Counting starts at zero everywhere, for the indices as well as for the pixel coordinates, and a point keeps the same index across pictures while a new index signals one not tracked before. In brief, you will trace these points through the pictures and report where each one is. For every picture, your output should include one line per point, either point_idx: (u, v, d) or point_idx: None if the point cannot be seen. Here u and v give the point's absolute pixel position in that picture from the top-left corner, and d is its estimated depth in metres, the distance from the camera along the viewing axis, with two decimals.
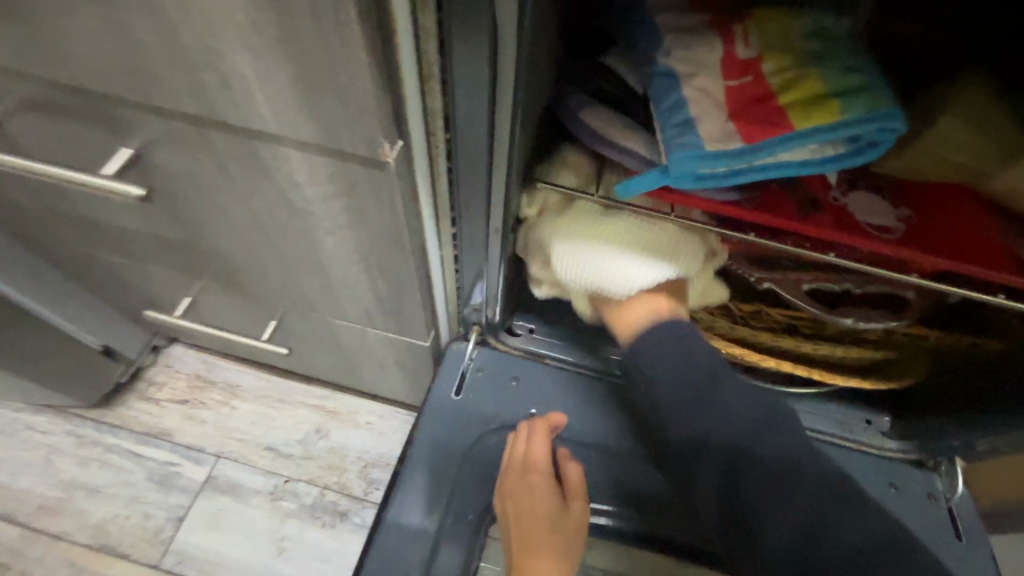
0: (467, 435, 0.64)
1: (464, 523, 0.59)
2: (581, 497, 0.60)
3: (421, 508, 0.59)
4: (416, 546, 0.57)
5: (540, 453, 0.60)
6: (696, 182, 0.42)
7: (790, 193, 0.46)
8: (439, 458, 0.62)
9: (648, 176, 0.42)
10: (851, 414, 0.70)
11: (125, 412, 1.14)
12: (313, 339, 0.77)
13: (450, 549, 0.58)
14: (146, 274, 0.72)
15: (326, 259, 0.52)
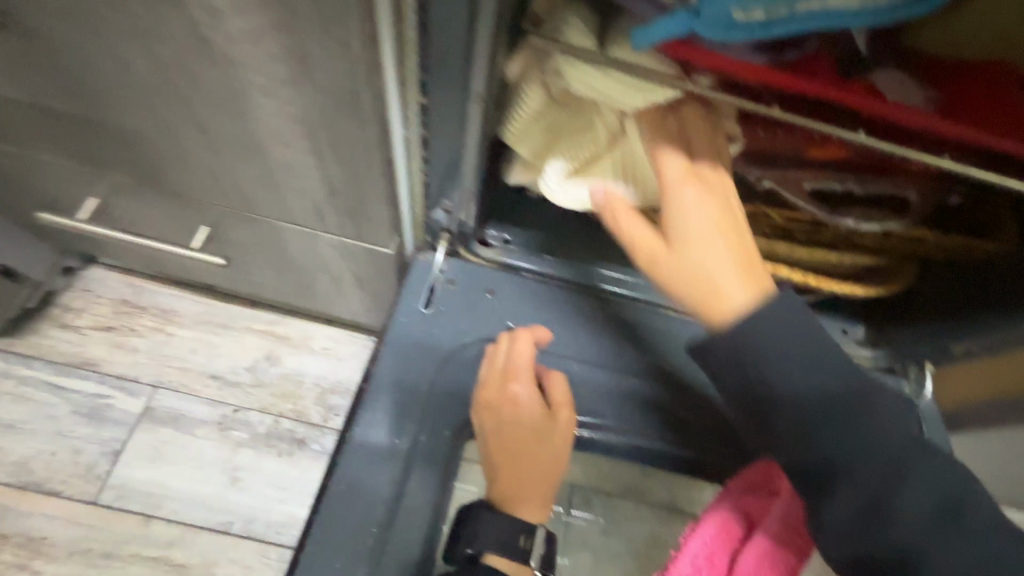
0: (442, 347, 0.58)
1: (439, 448, 0.53)
2: (568, 408, 0.55)
3: (390, 430, 0.53)
4: (384, 474, 0.51)
5: (521, 359, 0.56)
6: (725, 32, 0.35)
7: (820, 60, 0.40)
8: (414, 367, 0.56)
9: (668, 26, 0.34)
10: (829, 323, 0.68)
11: (40, 341, 1.01)
12: (256, 250, 0.67)
13: (424, 475, 0.51)
14: (34, 165, 0.58)
15: (263, 132, 0.43)
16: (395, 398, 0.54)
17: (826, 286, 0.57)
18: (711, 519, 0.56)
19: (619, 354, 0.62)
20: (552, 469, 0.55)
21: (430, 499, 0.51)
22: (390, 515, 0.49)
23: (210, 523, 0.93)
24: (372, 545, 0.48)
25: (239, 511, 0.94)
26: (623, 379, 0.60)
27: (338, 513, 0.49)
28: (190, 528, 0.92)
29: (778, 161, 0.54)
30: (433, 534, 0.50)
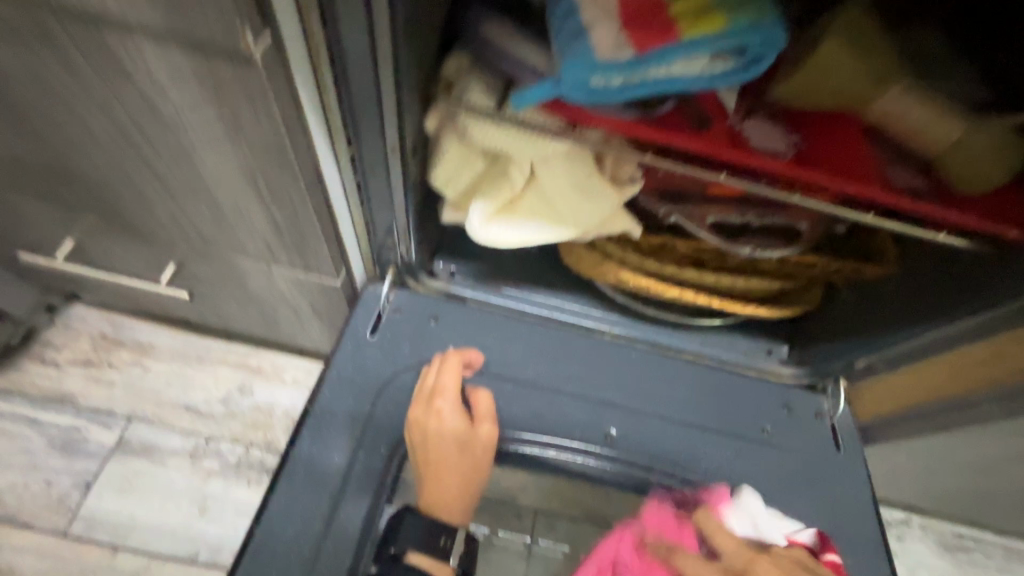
0: (383, 370, 0.63)
1: (375, 464, 0.57)
2: (490, 419, 0.61)
3: (332, 446, 0.57)
4: (323, 488, 0.55)
5: (448, 380, 0.61)
6: (587, 95, 0.42)
7: (687, 112, 0.47)
8: (357, 387, 0.61)
9: (542, 88, 0.42)
10: (754, 343, 0.73)
11: (19, 376, 1.05)
12: (219, 285, 0.72)
13: (359, 489, 0.55)
14: (15, 212, 0.64)
15: (211, 181, 0.49)
16: (337, 415, 0.59)
17: (733, 309, 0.63)
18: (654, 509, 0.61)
19: (552, 374, 0.66)
20: (475, 482, 0.60)
21: (364, 509, 0.55)
22: (326, 524, 0.54)
23: (178, 553, 0.94)
24: (307, 554, 0.52)
25: (207, 540, 0.96)
26: (555, 399, 0.65)
27: (278, 524, 0.53)
28: (157, 558, 0.93)
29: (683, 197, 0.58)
30: (363, 546, 0.53)
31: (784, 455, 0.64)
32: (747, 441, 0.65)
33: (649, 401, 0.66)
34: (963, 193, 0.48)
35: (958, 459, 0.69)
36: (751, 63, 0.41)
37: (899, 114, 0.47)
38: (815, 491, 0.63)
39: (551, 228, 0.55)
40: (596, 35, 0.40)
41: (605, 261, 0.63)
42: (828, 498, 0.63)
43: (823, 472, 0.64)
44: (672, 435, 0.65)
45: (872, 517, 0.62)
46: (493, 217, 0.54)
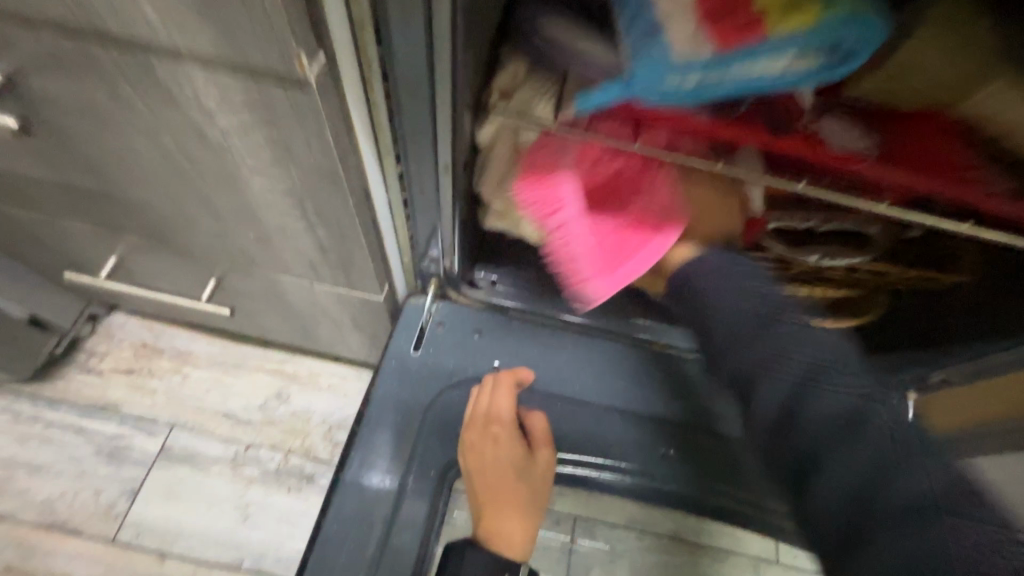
0: (430, 387, 0.61)
1: (427, 486, 0.57)
2: (546, 445, 0.62)
3: (383, 467, 0.56)
4: (374, 512, 0.54)
5: (504, 407, 0.61)
6: (658, 92, 0.38)
7: (765, 109, 0.45)
8: (404, 406, 0.59)
9: (607, 92, 0.40)
10: None
11: (65, 385, 1.07)
12: (260, 299, 0.72)
13: (411, 513, 0.55)
14: (60, 232, 0.64)
15: (257, 204, 0.48)
16: (386, 436, 0.58)
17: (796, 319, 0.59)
18: (523, 188, 0.50)
19: (602, 389, 0.65)
20: (532, 506, 0.61)
21: (419, 531, 0.54)
22: (381, 548, 0.53)
23: (222, 560, 0.95)
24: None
25: (251, 547, 0.97)
26: (605, 416, 0.64)
27: (331, 550, 0.52)
28: (203, 565, 0.95)
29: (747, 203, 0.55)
30: (416, 572, 0.53)
31: (848, 479, 0.61)
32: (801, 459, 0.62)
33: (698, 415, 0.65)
34: None
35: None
36: (843, 58, 0.37)
37: (997, 109, 0.43)
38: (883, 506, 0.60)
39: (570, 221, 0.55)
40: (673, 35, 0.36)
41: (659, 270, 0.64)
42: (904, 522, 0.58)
43: (892, 490, 0.60)
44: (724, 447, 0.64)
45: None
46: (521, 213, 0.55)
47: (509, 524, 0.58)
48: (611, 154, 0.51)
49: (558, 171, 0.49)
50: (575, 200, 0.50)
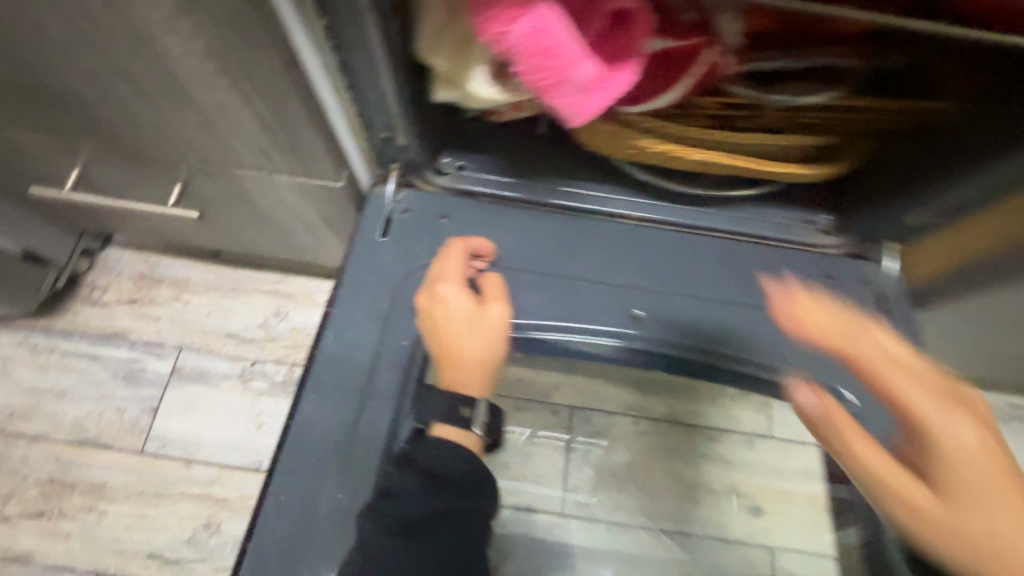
0: (399, 268, 0.61)
1: (400, 357, 0.58)
2: (498, 300, 0.60)
3: (356, 340, 0.58)
4: (349, 384, 0.56)
5: (451, 267, 0.61)
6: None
7: None
8: (374, 284, 0.60)
9: None
10: (794, 215, 0.69)
11: (73, 318, 1.11)
12: (228, 204, 0.71)
13: (385, 382, 0.56)
14: (15, 144, 0.64)
15: (184, 73, 0.47)
16: (359, 317, 0.59)
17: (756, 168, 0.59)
18: (505, 31, 0.39)
19: (578, 264, 0.64)
20: (490, 358, 0.59)
21: (393, 393, 0.56)
22: (359, 407, 0.55)
23: (243, 463, 1.02)
24: (341, 443, 0.54)
25: (267, 452, 1.03)
26: (581, 285, 0.63)
27: (311, 419, 0.55)
28: (226, 468, 1.02)
29: (718, 40, 0.48)
30: (393, 433, 0.55)
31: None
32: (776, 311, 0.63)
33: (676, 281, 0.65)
34: None
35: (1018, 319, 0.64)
36: None
37: None
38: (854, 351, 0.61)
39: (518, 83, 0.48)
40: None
41: (623, 129, 0.57)
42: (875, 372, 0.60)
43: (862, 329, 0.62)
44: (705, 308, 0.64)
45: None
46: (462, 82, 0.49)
47: (463, 373, 0.57)
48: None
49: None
50: (566, 31, 0.39)
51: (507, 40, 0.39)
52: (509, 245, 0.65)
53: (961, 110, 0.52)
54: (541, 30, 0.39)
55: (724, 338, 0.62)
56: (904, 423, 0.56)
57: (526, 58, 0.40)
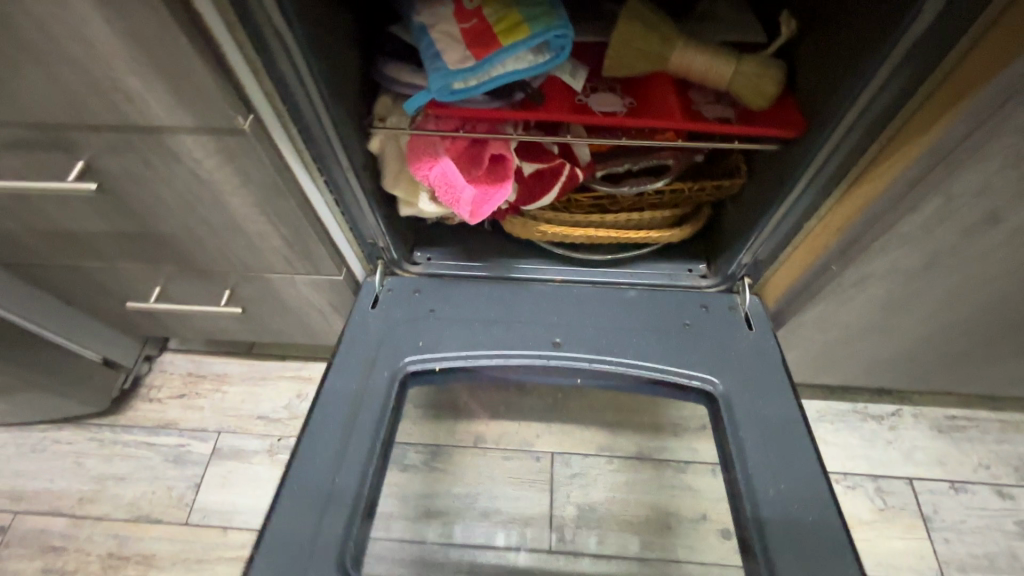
0: (384, 326, 0.80)
1: (376, 401, 0.73)
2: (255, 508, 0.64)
3: (349, 378, 0.75)
4: (329, 450, 0.69)
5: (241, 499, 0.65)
6: (454, 95, 0.63)
7: (533, 97, 0.67)
8: (364, 340, 0.79)
9: (419, 97, 0.64)
10: (677, 265, 0.90)
11: (134, 413, 1.34)
12: (262, 301, 0.97)
13: (370, 405, 0.73)
14: (119, 273, 0.91)
15: (239, 217, 0.74)
16: (352, 363, 0.76)
17: (628, 235, 0.81)
18: (425, 172, 0.68)
19: (512, 312, 0.82)
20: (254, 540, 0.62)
21: (377, 411, 0.73)
22: (350, 423, 0.71)
23: None
24: (327, 474, 0.67)
25: None
26: (510, 329, 0.80)
27: (294, 482, 0.66)
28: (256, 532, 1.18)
29: (576, 159, 0.75)
30: (361, 489, 0.66)
31: (708, 350, 0.76)
32: (672, 335, 0.78)
33: (587, 318, 0.81)
34: (751, 107, 0.66)
35: (837, 323, 0.85)
36: (558, 51, 0.62)
37: (689, 64, 0.66)
38: (729, 360, 0.75)
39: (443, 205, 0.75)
40: (446, 55, 0.61)
41: (528, 220, 0.81)
42: (752, 377, 0.73)
43: (735, 343, 0.77)
44: (611, 342, 0.78)
45: (789, 394, 0.72)
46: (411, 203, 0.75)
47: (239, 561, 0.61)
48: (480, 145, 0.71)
49: (439, 156, 0.68)
50: (458, 171, 0.68)
51: (428, 177, 0.68)
52: (464, 302, 0.83)
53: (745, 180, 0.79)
54: (444, 169, 0.68)
55: (624, 360, 0.77)
56: (759, 412, 0.70)
57: (440, 185, 0.68)
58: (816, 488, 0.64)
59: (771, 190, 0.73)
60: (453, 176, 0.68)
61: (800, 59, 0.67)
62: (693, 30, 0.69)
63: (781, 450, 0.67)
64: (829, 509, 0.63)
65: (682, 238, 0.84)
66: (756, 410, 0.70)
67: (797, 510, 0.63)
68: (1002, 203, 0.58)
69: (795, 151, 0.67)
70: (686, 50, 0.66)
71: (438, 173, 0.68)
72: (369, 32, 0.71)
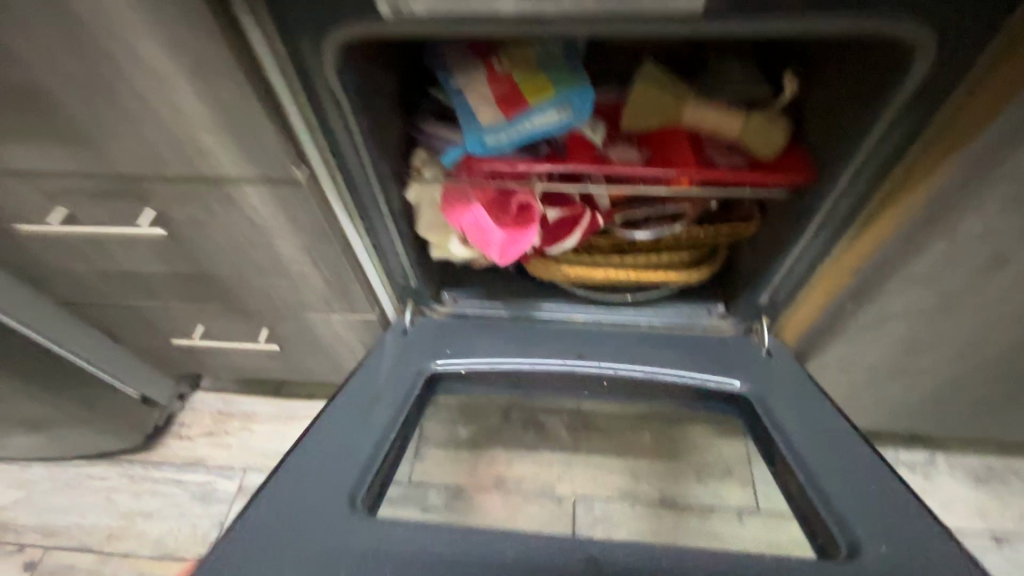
0: (412, 344, 0.80)
1: (394, 398, 0.72)
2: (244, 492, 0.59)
3: (371, 375, 0.74)
4: (343, 438, 0.65)
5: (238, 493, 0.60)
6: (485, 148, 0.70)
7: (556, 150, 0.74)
8: (391, 348, 0.79)
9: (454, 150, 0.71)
10: (697, 307, 0.91)
11: (165, 450, 1.38)
12: (297, 339, 1.02)
13: (388, 400, 0.71)
14: (168, 312, 0.98)
15: (285, 259, 0.80)
16: (376, 363, 0.76)
17: (643, 275, 0.84)
18: (457, 219, 0.76)
19: (537, 340, 0.82)
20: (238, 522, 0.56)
21: (394, 408, 0.70)
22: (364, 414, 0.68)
23: None
24: (331, 459, 0.63)
25: None
26: (532, 352, 0.80)
27: (297, 459, 0.62)
28: None
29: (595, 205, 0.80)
30: (363, 478, 0.61)
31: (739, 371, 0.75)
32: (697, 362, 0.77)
33: (609, 346, 0.81)
34: (760, 155, 0.71)
35: (862, 364, 0.85)
36: (581, 109, 0.68)
37: (702, 117, 0.72)
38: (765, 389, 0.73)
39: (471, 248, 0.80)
40: (479, 113, 0.69)
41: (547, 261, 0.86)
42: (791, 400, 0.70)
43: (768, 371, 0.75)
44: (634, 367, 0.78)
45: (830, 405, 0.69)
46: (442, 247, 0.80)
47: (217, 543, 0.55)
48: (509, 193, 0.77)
49: (471, 205, 0.76)
50: (488, 218, 0.75)
51: (460, 223, 0.76)
52: (489, 331, 0.84)
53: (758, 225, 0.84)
54: (476, 217, 0.75)
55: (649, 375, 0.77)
56: (801, 419, 0.68)
57: (471, 231, 0.76)
58: (883, 482, 0.60)
59: (782, 233, 0.77)
60: (483, 222, 0.75)
61: (808, 113, 0.70)
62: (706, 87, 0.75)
63: (842, 460, 0.63)
64: (918, 514, 0.57)
65: (697, 280, 0.87)
66: (805, 425, 0.67)
67: (886, 524, 0.56)
68: (1003, 245, 0.62)
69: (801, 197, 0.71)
70: (699, 104, 0.72)
71: (470, 221, 0.75)
72: (409, 92, 0.77)
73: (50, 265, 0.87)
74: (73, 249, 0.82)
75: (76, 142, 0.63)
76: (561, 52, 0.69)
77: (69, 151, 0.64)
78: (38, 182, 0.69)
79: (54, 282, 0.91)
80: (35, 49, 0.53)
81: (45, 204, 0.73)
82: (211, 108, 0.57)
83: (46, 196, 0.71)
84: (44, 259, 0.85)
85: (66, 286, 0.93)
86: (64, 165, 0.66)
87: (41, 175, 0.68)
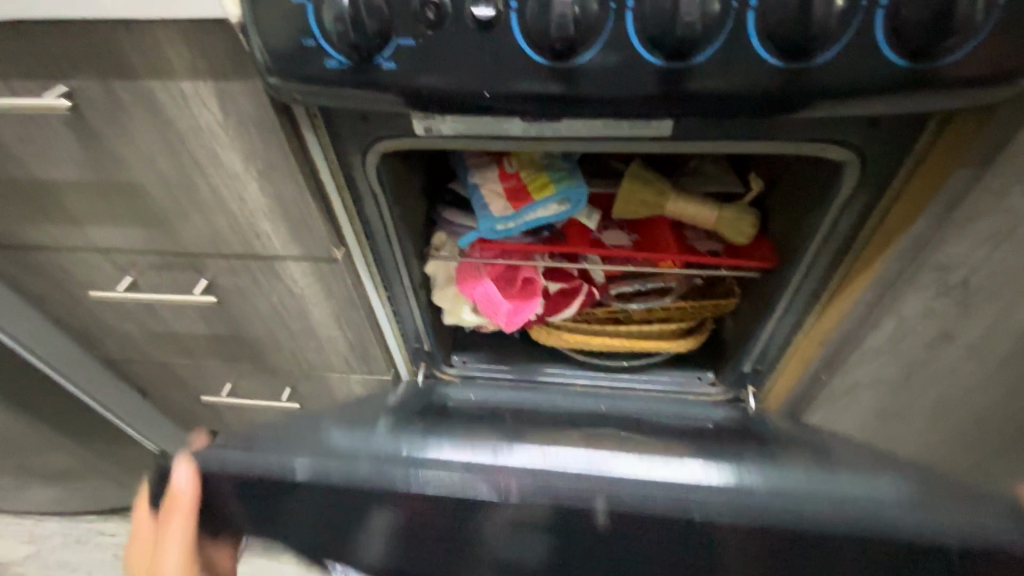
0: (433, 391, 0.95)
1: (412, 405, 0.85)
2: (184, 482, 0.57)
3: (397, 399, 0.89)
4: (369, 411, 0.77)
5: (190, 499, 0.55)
6: (496, 233, 0.81)
7: (557, 236, 0.86)
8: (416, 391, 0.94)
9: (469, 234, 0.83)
10: (689, 375, 1.00)
11: None
12: (317, 398, 1.10)
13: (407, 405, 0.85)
14: (202, 370, 1.07)
15: (316, 324, 0.90)
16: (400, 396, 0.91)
17: (638, 345, 0.93)
18: (470, 292, 0.86)
19: (543, 396, 0.94)
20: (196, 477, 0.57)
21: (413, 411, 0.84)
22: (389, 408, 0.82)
23: None
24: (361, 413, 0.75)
25: None
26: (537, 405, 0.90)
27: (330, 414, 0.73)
28: None
29: (592, 281, 0.90)
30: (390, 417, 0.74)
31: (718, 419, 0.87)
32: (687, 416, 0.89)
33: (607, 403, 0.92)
34: (734, 242, 0.83)
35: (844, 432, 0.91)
36: (577, 202, 0.80)
37: (682, 209, 0.83)
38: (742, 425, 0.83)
39: (479, 317, 0.90)
40: (490, 204, 0.81)
41: (549, 330, 0.95)
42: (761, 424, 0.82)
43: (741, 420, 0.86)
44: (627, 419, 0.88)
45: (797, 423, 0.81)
46: (455, 316, 0.90)
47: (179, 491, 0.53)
48: (517, 270, 0.88)
49: (482, 279, 0.86)
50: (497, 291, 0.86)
51: (473, 294, 0.87)
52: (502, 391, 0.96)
53: (739, 301, 0.93)
54: (486, 289, 0.86)
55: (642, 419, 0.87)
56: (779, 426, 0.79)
57: (482, 302, 0.86)
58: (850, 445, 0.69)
59: (759, 308, 0.86)
60: (492, 294, 0.85)
61: (772, 208, 0.82)
62: (688, 181, 0.86)
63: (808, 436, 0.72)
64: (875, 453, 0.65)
65: (687, 349, 0.95)
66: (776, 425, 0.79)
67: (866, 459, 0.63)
68: (947, 324, 0.70)
69: (772, 278, 0.81)
70: (679, 199, 0.83)
71: (482, 293, 0.86)
72: (432, 183, 0.90)
73: (104, 324, 0.97)
74: (128, 311, 0.93)
75: (153, 224, 0.74)
76: (561, 156, 0.82)
77: (145, 230, 0.76)
78: (113, 254, 0.81)
79: (105, 339, 1.01)
80: (139, 155, 0.65)
81: (114, 272, 0.84)
82: (270, 201, 0.69)
83: (117, 265, 0.83)
84: (100, 318, 0.96)
85: (114, 343, 1.03)
86: (138, 241, 0.78)
87: (117, 248, 0.80)
